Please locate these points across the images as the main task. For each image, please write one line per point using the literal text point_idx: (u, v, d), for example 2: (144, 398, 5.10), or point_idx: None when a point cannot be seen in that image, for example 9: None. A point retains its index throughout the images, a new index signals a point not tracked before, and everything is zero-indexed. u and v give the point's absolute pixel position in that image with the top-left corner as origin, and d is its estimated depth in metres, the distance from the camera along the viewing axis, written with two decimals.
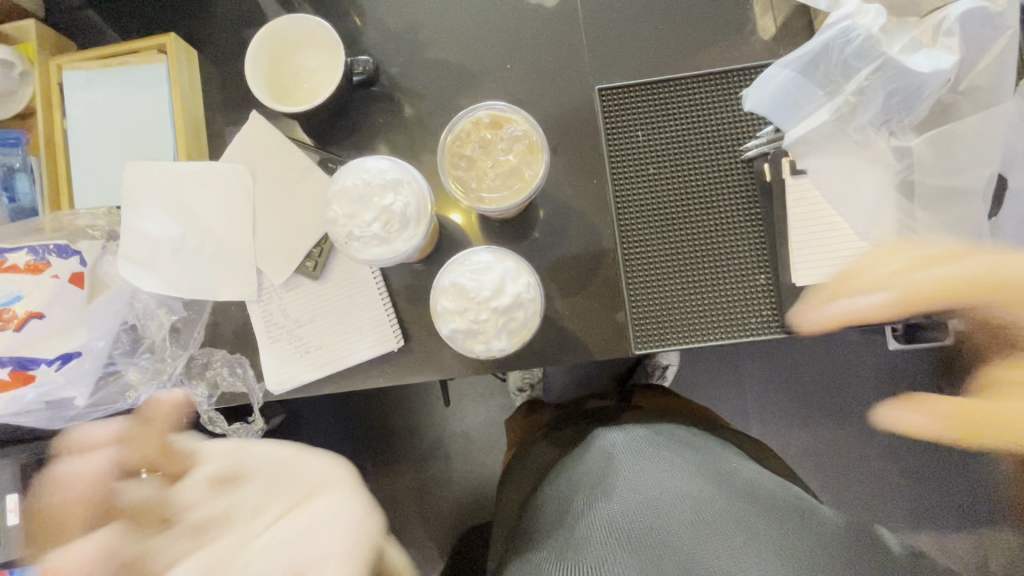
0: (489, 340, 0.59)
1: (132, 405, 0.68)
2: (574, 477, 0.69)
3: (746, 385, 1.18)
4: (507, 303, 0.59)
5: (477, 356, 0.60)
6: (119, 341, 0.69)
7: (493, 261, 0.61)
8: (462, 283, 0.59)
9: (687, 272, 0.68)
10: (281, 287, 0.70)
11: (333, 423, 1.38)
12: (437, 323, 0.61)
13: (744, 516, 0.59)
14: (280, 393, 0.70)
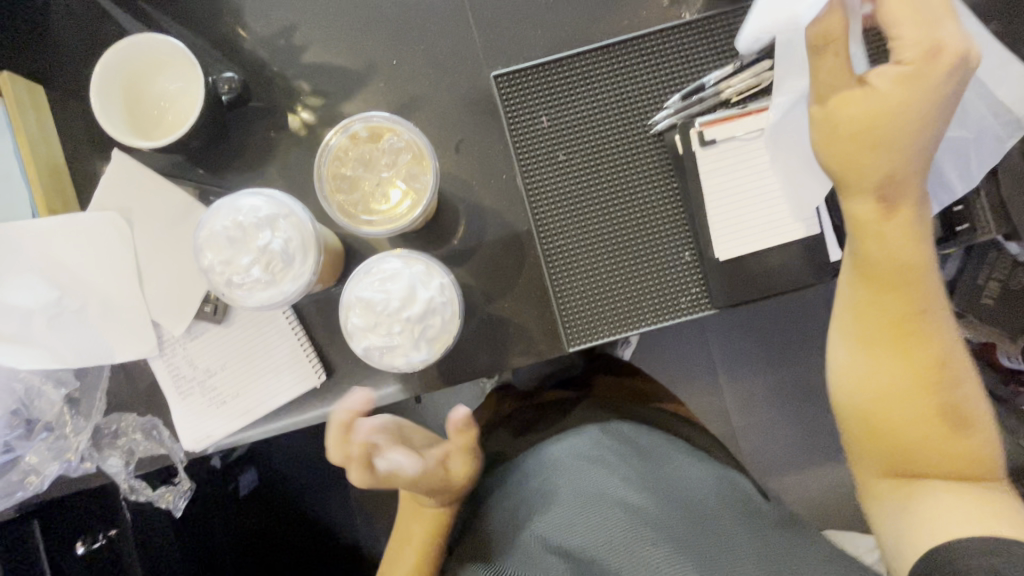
0: (409, 353, 0.49)
1: (36, 491, 0.62)
2: (523, 490, 0.66)
3: (708, 342, 1.16)
4: (419, 310, 0.49)
5: (399, 371, 0.50)
6: (11, 425, 0.63)
7: (395, 264, 0.50)
8: (366, 296, 0.49)
9: (612, 257, 0.65)
10: (183, 338, 0.65)
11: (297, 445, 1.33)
12: (349, 343, 0.50)
13: (680, 513, 0.55)
14: (202, 449, 0.65)
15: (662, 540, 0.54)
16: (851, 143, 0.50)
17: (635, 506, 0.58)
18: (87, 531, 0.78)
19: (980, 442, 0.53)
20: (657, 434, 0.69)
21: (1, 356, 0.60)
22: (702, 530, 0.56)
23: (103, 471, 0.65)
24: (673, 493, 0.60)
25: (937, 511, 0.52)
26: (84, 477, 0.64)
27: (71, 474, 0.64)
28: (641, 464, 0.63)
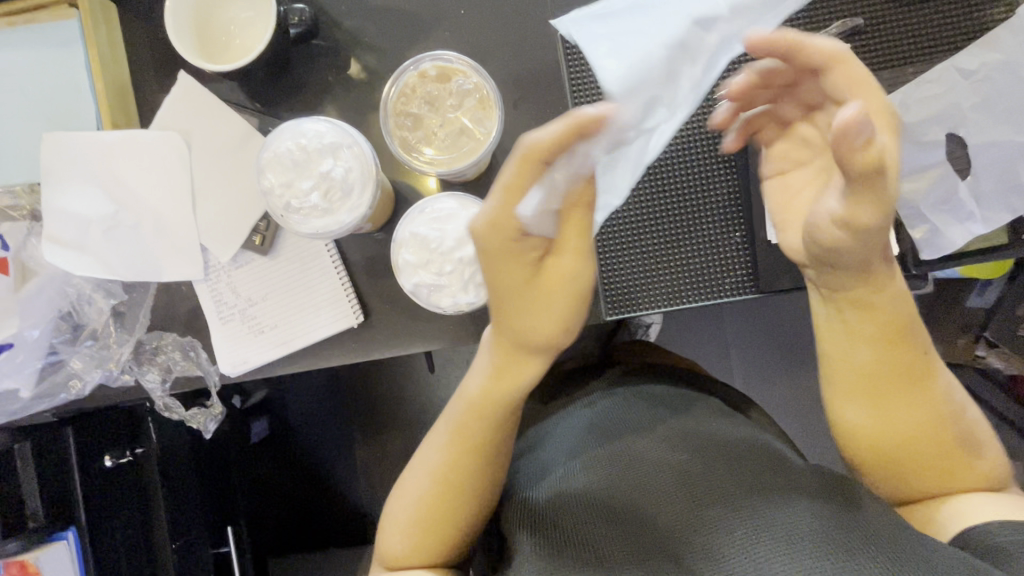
0: (456, 294, 0.50)
1: (77, 396, 0.65)
2: (560, 443, 0.66)
3: (728, 341, 1.14)
4: (472, 250, 0.49)
5: (445, 313, 0.50)
6: (58, 330, 0.65)
7: (446, 205, 0.51)
8: (421, 234, 0.50)
9: (659, 230, 0.64)
10: (229, 265, 0.66)
11: (313, 396, 1.36)
12: (397, 278, 0.50)
13: (722, 474, 0.54)
14: (236, 375, 0.66)
15: (714, 483, 0.53)
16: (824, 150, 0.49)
17: (677, 457, 0.57)
18: (116, 445, 0.81)
19: (988, 464, 0.54)
20: (691, 397, 0.70)
21: (56, 260, 0.61)
22: (749, 469, 0.54)
23: (139, 386, 0.66)
24: (712, 443, 0.59)
25: (968, 501, 0.52)
26: (123, 388, 0.66)
27: (111, 383, 0.66)
28: (675, 423, 0.63)
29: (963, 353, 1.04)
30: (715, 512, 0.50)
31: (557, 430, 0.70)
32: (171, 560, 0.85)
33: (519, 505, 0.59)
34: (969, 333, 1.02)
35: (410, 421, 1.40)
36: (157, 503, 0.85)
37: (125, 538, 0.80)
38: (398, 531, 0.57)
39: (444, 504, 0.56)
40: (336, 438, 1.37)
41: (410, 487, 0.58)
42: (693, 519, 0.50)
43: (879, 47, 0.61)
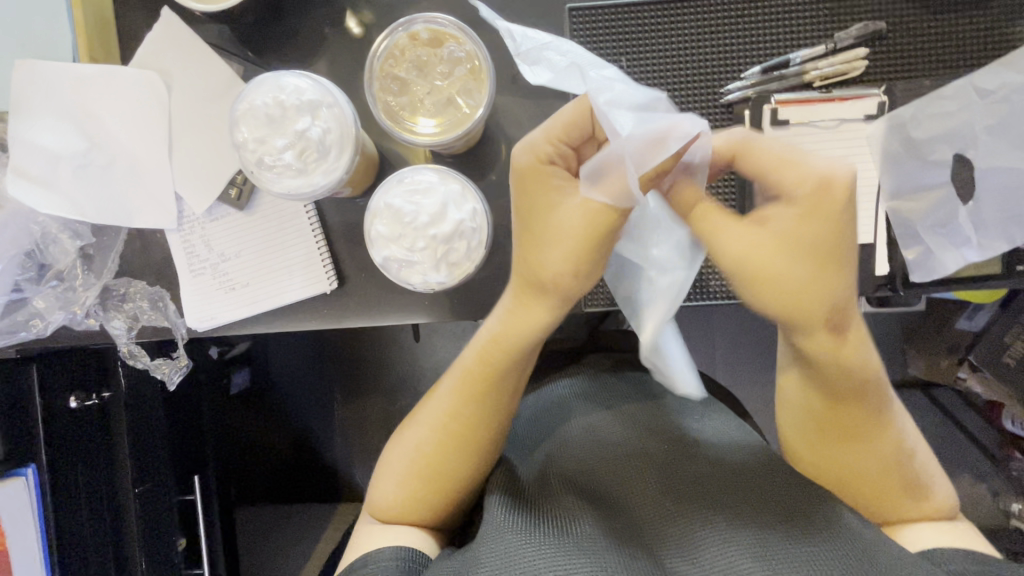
0: (427, 272, 0.48)
1: (39, 336, 0.63)
2: (545, 418, 0.66)
3: (710, 342, 1.13)
4: (448, 227, 0.47)
5: (413, 291, 0.48)
6: (23, 267, 0.63)
7: (424, 181, 0.48)
8: (396, 205, 0.47)
9: None
10: (204, 217, 0.64)
11: (296, 354, 1.36)
12: (368, 250, 0.48)
13: (705, 466, 0.53)
14: (204, 330, 0.65)
15: (696, 477, 0.52)
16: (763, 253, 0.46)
17: (664, 445, 0.56)
18: (82, 386, 0.80)
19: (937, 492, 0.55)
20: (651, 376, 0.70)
21: (21, 195, 0.59)
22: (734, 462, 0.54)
23: (104, 331, 0.65)
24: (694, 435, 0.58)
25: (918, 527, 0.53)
26: (87, 333, 0.65)
27: (75, 327, 0.64)
28: (658, 411, 0.63)
29: (945, 374, 1.03)
30: (695, 500, 0.50)
31: (537, 404, 0.70)
32: (132, 504, 0.84)
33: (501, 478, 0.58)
34: (954, 355, 1.01)
35: (391, 387, 1.39)
36: (121, 450, 0.84)
37: (84, 480, 0.79)
38: (398, 483, 0.59)
39: (443, 453, 0.58)
40: (313, 399, 1.37)
41: (419, 455, 0.58)
42: (677, 506, 0.50)
43: (900, 56, 0.58)
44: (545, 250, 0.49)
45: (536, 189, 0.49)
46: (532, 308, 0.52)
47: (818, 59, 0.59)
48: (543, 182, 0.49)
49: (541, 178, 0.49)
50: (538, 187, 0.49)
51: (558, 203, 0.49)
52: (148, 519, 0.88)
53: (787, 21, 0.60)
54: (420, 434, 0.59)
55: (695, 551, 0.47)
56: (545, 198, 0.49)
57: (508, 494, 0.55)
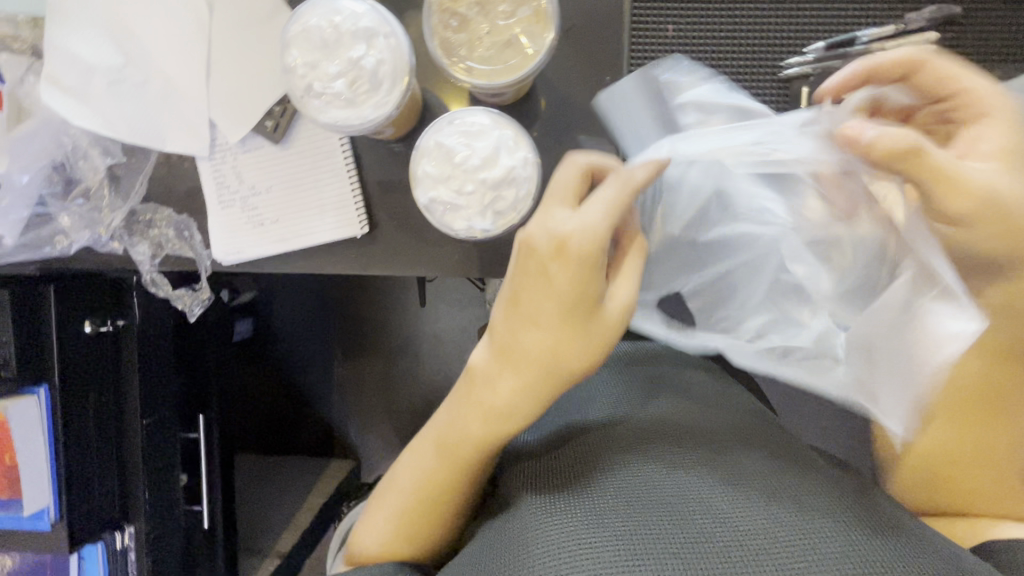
0: (472, 217, 0.47)
1: (63, 253, 0.62)
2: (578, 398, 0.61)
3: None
4: (497, 172, 0.46)
5: (456, 236, 0.47)
6: (49, 181, 0.61)
7: (474, 124, 0.47)
8: (447, 145, 0.46)
9: None
10: (237, 148, 0.62)
11: (301, 308, 1.40)
12: (413, 190, 0.47)
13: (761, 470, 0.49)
14: (228, 264, 0.64)
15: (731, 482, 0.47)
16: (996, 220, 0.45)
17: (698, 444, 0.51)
18: (98, 312, 0.79)
19: None
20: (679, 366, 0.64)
21: (56, 105, 0.57)
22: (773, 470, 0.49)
23: (128, 255, 0.64)
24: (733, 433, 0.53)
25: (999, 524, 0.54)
26: (111, 256, 0.63)
27: (98, 249, 0.63)
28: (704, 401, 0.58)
29: None
30: (732, 506, 0.45)
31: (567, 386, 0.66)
32: (140, 433, 0.84)
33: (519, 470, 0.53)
34: None
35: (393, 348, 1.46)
36: (131, 381, 0.84)
37: (93, 406, 0.79)
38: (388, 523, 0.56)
39: (424, 525, 0.55)
40: (316, 353, 1.41)
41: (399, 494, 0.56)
42: (713, 509, 0.45)
43: (965, 46, 0.56)
44: (506, 385, 0.49)
45: (529, 291, 0.47)
46: (505, 420, 0.50)
47: (886, 40, 0.57)
48: (562, 311, 0.46)
49: (562, 295, 0.46)
50: (535, 283, 0.47)
51: (535, 326, 0.47)
52: (153, 452, 0.88)
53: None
54: (408, 478, 0.55)
55: (732, 557, 0.41)
56: (545, 296, 0.47)
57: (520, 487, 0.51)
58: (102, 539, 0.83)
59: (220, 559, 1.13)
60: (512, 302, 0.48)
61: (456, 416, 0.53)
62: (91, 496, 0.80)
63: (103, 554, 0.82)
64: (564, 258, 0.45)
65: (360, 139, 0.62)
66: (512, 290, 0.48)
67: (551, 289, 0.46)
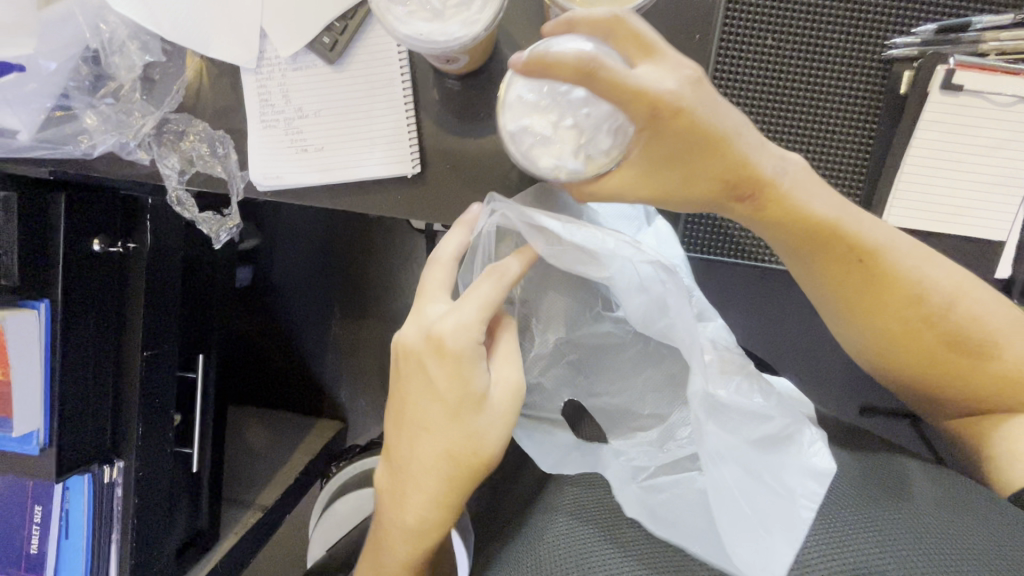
0: (561, 156, 0.44)
1: (84, 156, 0.57)
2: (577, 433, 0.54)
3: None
4: (588, 119, 0.44)
5: (537, 173, 0.45)
6: (76, 73, 0.55)
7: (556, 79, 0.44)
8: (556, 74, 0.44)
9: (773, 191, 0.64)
10: (286, 64, 0.56)
11: (303, 261, 1.28)
12: (503, 115, 0.46)
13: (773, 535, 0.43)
14: (264, 191, 0.59)
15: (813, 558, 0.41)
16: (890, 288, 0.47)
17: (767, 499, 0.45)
18: (107, 231, 0.74)
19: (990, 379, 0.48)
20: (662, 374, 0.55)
21: None
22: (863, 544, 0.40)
23: (155, 167, 0.58)
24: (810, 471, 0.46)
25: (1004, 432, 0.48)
26: (135, 166, 0.58)
27: (122, 155, 0.58)
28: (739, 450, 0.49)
29: None
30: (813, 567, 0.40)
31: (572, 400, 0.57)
32: (138, 367, 0.80)
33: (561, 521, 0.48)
34: None
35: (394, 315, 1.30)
36: (135, 309, 0.79)
37: (92, 331, 0.74)
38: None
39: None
40: (317, 307, 1.31)
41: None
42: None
43: None
44: (408, 498, 0.50)
45: (416, 402, 0.50)
46: (406, 524, 0.51)
47: (1002, 29, 0.52)
48: (436, 395, 0.49)
49: (442, 388, 0.48)
50: (415, 390, 0.50)
51: (420, 432, 0.50)
52: (151, 387, 0.83)
53: None
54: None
55: None
56: (423, 404, 0.49)
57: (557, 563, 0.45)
58: (90, 471, 0.77)
59: (204, 504, 1.10)
60: (400, 450, 0.51)
61: (383, 541, 0.53)
62: (83, 424, 0.76)
63: (91, 485, 0.77)
64: (448, 364, 0.48)
65: (422, 69, 0.57)
66: (402, 414, 0.51)
67: (437, 392, 0.49)
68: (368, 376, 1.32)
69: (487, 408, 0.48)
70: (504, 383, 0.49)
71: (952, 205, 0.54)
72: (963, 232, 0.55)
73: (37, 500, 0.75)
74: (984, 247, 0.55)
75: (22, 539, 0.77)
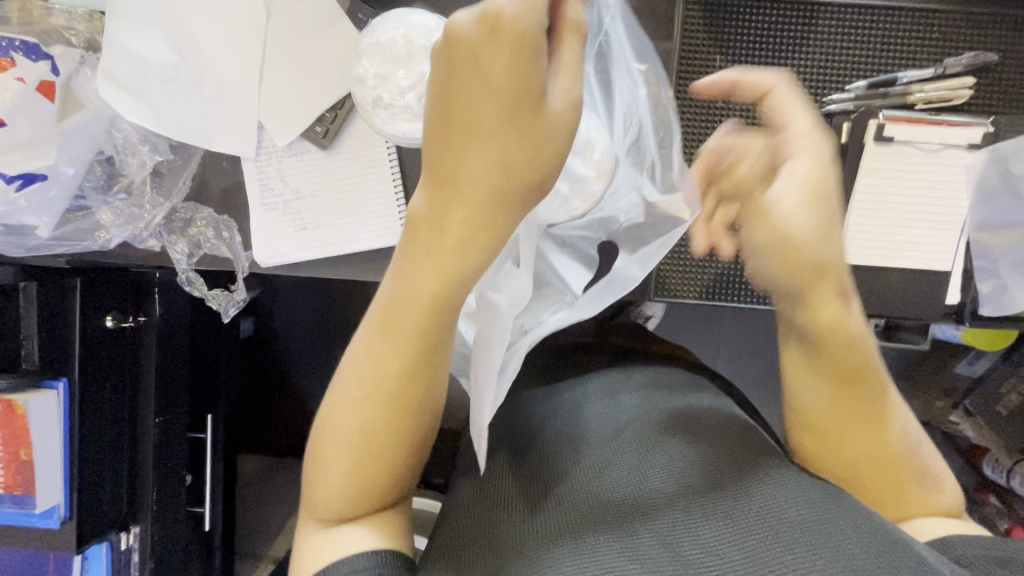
0: None
1: (101, 248, 0.62)
2: (541, 417, 0.57)
3: (717, 348, 1.11)
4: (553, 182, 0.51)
5: None
6: (92, 174, 0.61)
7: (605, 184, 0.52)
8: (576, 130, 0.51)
9: None
10: (283, 151, 0.62)
11: (301, 312, 1.32)
12: None
13: (732, 497, 0.45)
14: (268, 267, 0.63)
15: (682, 485, 0.46)
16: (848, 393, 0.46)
17: (617, 434, 0.53)
18: (120, 307, 0.78)
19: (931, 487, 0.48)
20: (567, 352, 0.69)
21: (113, 99, 0.57)
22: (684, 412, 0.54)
23: (165, 253, 0.63)
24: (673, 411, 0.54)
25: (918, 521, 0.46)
26: (147, 252, 0.63)
27: (136, 245, 0.62)
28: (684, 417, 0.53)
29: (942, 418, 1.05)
30: (668, 467, 0.48)
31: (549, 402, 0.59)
32: (152, 433, 0.84)
33: (480, 494, 0.51)
34: (953, 398, 1.04)
35: None
36: (147, 374, 0.83)
37: (105, 401, 0.78)
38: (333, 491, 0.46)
39: (374, 453, 0.45)
40: (314, 355, 1.32)
41: (355, 421, 0.45)
42: (662, 503, 0.45)
43: (1000, 94, 0.59)
44: (440, 276, 0.41)
45: (470, 98, 0.39)
46: (420, 333, 0.43)
47: (926, 83, 0.58)
48: (503, 111, 0.38)
49: (516, 78, 0.38)
50: (467, 81, 0.38)
51: (478, 140, 0.39)
52: (164, 452, 0.86)
53: (901, 38, 0.59)
54: (348, 417, 0.45)
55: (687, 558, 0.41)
56: (491, 135, 0.40)
57: (476, 533, 0.47)
58: (108, 539, 0.80)
59: (217, 564, 1.10)
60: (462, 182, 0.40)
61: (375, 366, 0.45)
62: (99, 495, 0.78)
63: (109, 553, 0.80)
64: (520, 57, 0.37)
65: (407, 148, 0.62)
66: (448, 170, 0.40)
67: (528, 129, 0.39)
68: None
69: (572, 133, 0.40)
70: (563, 95, 0.40)
71: (900, 240, 0.59)
72: (912, 262, 0.59)
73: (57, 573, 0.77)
74: (932, 275, 0.59)
75: None
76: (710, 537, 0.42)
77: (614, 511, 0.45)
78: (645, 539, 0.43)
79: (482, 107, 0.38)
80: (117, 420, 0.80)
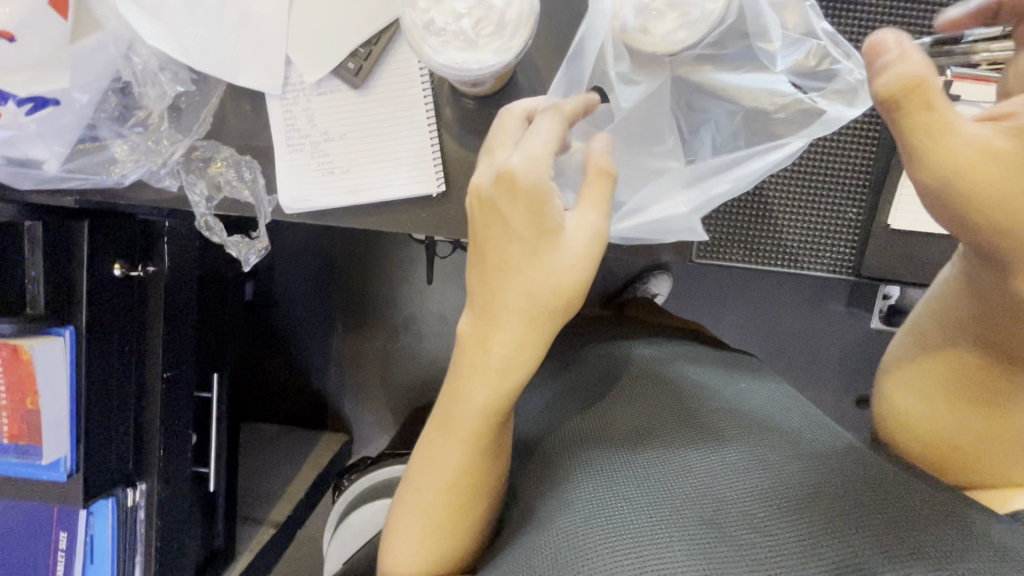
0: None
1: (116, 184, 0.58)
2: (622, 408, 0.59)
3: (725, 322, 1.11)
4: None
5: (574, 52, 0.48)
6: (106, 104, 0.57)
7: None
8: None
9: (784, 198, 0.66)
10: (312, 89, 0.58)
11: (306, 276, 1.29)
12: None
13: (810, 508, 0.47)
14: (293, 213, 0.60)
15: (760, 492, 0.49)
16: (985, 383, 0.48)
17: (714, 448, 0.53)
18: (128, 255, 0.75)
19: None
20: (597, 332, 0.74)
21: (132, 18, 0.53)
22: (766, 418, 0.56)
23: (183, 194, 0.59)
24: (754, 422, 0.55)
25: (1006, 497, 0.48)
26: (163, 192, 0.59)
27: (151, 183, 0.59)
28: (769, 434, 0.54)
29: None
30: (724, 476, 0.50)
31: (634, 391, 0.61)
32: (158, 389, 0.81)
33: (579, 473, 0.53)
34: None
35: (394, 327, 1.30)
36: (154, 326, 0.79)
37: (110, 354, 0.74)
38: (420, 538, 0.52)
39: (464, 480, 0.51)
40: (319, 321, 1.30)
41: (491, 362, 0.47)
42: (737, 522, 0.47)
43: None
44: (487, 385, 0.47)
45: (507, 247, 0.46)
46: (472, 438, 0.50)
47: None
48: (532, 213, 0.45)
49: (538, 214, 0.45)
50: (492, 227, 0.46)
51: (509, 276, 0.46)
52: (170, 408, 0.83)
53: None
54: (429, 480, 0.52)
55: (761, 559, 0.44)
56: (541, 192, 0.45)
57: (581, 500, 0.50)
58: (114, 494, 0.77)
59: (219, 527, 1.08)
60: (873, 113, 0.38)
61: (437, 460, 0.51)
62: (106, 448, 0.76)
63: (114, 509, 0.77)
64: (536, 204, 0.45)
65: (444, 91, 0.58)
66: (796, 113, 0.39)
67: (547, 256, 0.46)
68: (372, 385, 1.32)
69: (586, 261, 0.46)
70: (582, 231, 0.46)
71: None
72: None
73: (61, 527, 0.74)
74: None
75: (48, 564, 0.76)
76: (780, 541, 0.45)
77: (698, 522, 0.47)
78: (715, 546, 0.45)
79: (530, 285, 0.45)
80: (122, 374, 0.76)
